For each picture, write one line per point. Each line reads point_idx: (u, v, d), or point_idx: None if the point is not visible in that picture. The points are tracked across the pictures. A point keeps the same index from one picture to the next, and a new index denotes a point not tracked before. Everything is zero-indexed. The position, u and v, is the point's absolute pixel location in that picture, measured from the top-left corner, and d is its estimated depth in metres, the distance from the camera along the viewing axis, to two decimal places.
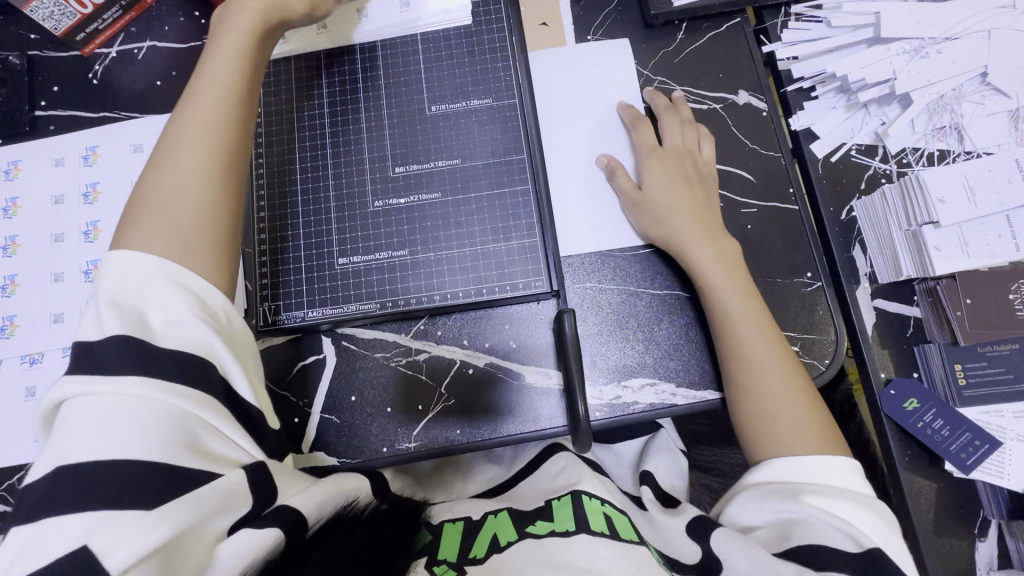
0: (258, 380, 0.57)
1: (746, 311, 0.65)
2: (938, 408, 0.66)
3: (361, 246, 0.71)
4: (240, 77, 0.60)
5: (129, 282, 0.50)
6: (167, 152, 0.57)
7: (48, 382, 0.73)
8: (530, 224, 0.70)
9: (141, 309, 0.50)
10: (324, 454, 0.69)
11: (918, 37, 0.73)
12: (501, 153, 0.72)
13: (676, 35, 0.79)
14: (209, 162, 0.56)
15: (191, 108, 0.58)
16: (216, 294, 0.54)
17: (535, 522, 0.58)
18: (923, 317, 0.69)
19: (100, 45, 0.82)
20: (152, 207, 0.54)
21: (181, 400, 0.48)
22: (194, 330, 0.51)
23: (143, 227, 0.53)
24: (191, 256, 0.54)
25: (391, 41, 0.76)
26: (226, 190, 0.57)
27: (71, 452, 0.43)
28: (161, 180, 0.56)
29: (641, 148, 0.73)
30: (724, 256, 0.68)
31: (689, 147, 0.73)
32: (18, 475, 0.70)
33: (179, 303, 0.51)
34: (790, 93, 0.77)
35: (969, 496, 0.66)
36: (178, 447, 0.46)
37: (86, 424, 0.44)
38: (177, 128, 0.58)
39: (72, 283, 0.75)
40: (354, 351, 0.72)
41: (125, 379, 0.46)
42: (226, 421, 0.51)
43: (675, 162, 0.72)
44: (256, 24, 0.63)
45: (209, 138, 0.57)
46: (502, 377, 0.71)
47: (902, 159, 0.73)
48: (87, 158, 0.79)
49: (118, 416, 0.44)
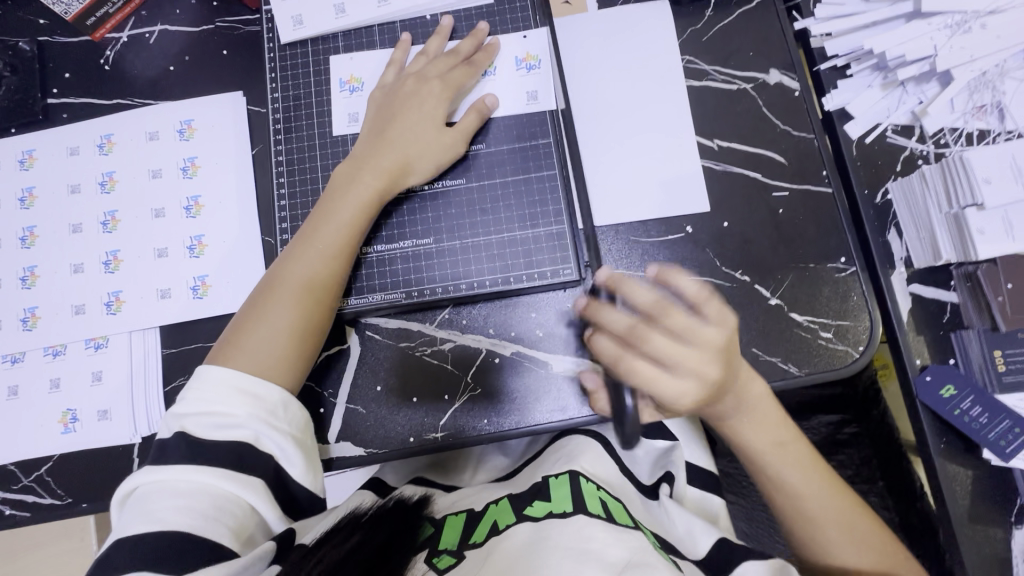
0: (314, 459, 0.60)
1: (793, 476, 0.63)
2: (976, 395, 0.65)
3: (386, 236, 0.69)
4: (344, 239, 0.65)
5: (211, 392, 0.57)
6: (267, 281, 0.64)
7: (72, 374, 0.72)
8: (557, 211, 0.69)
9: (206, 411, 0.57)
10: (350, 445, 0.69)
11: (960, 11, 0.70)
12: (526, 137, 0.70)
13: (705, 12, 0.76)
14: (294, 306, 0.62)
15: (294, 258, 0.64)
16: (273, 390, 0.59)
17: (533, 503, 0.59)
18: (960, 302, 0.67)
19: (111, 30, 0.81)
20: (245, 327, 0.62)
21: (224, 482, 0.54)
22: (239, 422, 0.56)
23: (234, 345, 0.61)
24: (264, 370, 0.60)
25: (411, 20, 0.74)
26: (301, 327, 0.62)
27: (132, 526, 0.51)
28: (256, 316, 0.62)
29: (636, 370, 0.54)
30: (761, 416, 0.63)
31: (697, 325, 0.56)
32: (48, 466, 0.70)
33: (239, 406, 0.57)
34: (823, 71, 0.74)
35: (1005, 484, 0.65)
36: (216, 524, 0.52)
37: (147, 507, 0.52)
38: (278, 272, 0.64)
39: (91, 274, 0.74)
40: (378, 339, 0.71)
41: (178, 467, 0.54)
42: (264, 498, 0.55)
43: (698, 372, 0.55)
44: (373, 195, 0.66)
45: (301, 283, 0.63)
46: (527, 365, 0.70)
47: (939, 140, 0.71)
48: (102, 147, 0.78)
49: (173, 498, 0.52)
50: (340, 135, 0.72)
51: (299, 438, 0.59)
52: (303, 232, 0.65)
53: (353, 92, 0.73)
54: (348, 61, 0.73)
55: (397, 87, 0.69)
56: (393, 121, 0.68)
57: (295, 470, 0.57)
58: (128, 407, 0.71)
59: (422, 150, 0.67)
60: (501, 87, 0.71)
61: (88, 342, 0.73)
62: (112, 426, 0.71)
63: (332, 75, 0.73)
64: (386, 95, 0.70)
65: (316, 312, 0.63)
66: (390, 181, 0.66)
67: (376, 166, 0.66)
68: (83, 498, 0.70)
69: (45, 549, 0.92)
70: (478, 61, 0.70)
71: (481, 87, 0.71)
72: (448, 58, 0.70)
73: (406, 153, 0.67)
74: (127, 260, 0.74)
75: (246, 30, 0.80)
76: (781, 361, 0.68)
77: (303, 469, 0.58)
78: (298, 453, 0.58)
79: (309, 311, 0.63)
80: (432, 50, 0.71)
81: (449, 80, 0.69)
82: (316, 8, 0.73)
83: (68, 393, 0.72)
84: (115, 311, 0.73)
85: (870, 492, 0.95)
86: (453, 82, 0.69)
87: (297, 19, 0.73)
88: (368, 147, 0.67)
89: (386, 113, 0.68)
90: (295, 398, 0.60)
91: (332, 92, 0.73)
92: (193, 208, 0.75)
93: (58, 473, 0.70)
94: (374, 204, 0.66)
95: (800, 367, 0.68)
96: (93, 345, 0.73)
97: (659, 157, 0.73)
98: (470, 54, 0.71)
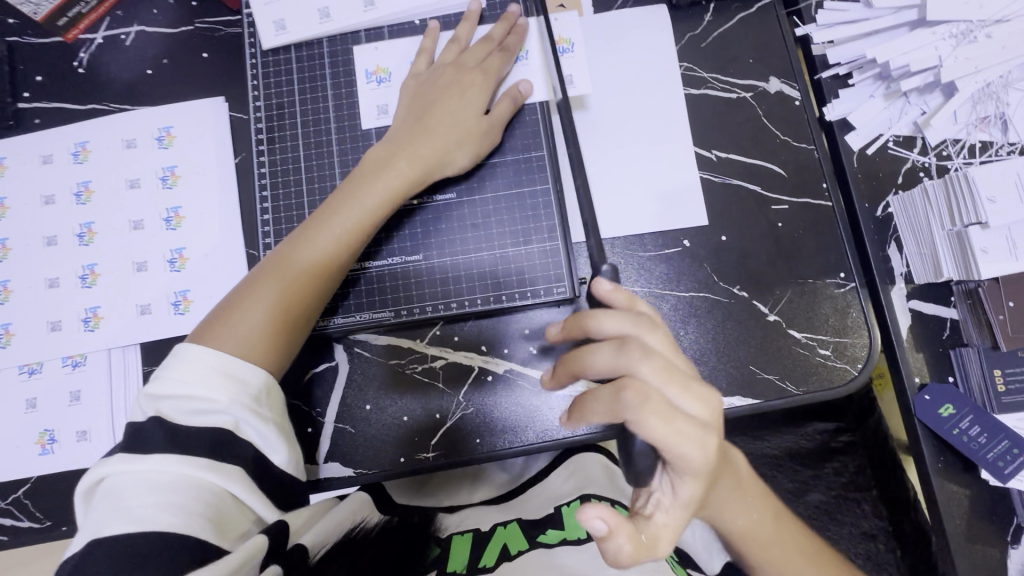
0: (294, 443, 0.58)
1: (770, 548, 0.55)
2: (975, 415, 0.64)
3: (397, 240, 0.67)
4: (361, 229, 0.62)
5: (193, 372, 0.53)
6: (273, 253, 0.61)
7: (49, 393, 0.70)
8: (550, 227, 0.67)
9: (183, 394, 0.53)
10: (338, 465, 0.68)
11: (965, 20, 0.68)
12: (519, 149, 0.68)
13: (704, 17, 0.74)
14: (294, 292, 0.59)
15: (304, 239, 0.61)
16: (258, 374, 0.56)
17: (546, 530, 0.64)
18: (960, 320, 0.67)
19: (84, 31, 0.77)
20: (242, 304, 0.58)
21: (206, 474, 0.50)
22: (221, 408, 0.53)
23: (227, 322, 0.57)
24: (250, 348, 0.57)
25: (399, 25, 0.71)
26: (297, 307, 0.60)
27: (105, 525, 0.46)
28: (255, 295, 0.59)
29: (637, 404, 0.43)
30: (748, 494, 0.53)
31: (690, 375, 0.47)
32: (26, 489, 0.68)
33: (223, 392, 0.53)
34: (824, 80, 0.72)
35: (1003, 502, 0.65)
36: (200, 520, 0.48)
37: (121, 503, 0.47)
38: (285, 249, 0.61)
39: (67, 290, 0.71)
40: (367, 356, 0.69)
41: (157, 457, 0.49)
42: (247, 489, 0.52)
43: (705, 441, 0.44)
44: (397, 189, 0.62)
45: (306, 264, 0.60)
46: (522, 385, 0.68)
47: (942, 151, 0.70)
48: (76, 155, 0.74)
49: (150, 492, 0.48)
50: (371, 130, 0.69)
51: (279, 422, 0.57)
52: (322, 209, 0.63)
53: (380, 83, 0.70)
54: (372, 52, 0.70)
55: (437, 77, 0.66)
56: (434, 110, 0.65)
57: (277, 456, 0.55)
58: (108, 427, 0.69)
59: (459, 143, 0.64)
60: (535, 71, 0.68)
61: (65, 360, 0.70)
62: (93, 447, 0.69)
63: (360, 66, 0.70)
64: (424, 84, 0.67)
65: (313, 295, 0.61)
66: (418, 176, 0.63)
67: (414, 152, 0.63)
68: (63, 521, 0.68)
69: (28, 567, 0.90)
70: (511, 45, 0.67)
71: (515, 73, 0.68)
72: (483, 46, 0.67)
73: (440, 149, 0.64)
74: (105, 274, 0.72)
75: (227, 32, 0.77)
76: (778, 380, 0.67)
77: (283, 453, 0.56)
78: (280, 439, 0.56)
79: (307, 292, 0.60)
80: (462, 37, 0.68)
81: (489, 70, 0.66)
82: (300, 12, 0.70)
83: (45, 413, 0.69)
84: (92, 328, 0.70)
85: (863, 501, 0.93)
86: (493, 70, 0.66)
87: (279, 24, 0.70)
88: (404, 134, 0.64)
89: (427, 99, 0.65)
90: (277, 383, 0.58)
91: (358, 84, 0.70)
92: (173, 220, 0.73)
93: (36, 496, 0.68)
94: (399, 196, 0.63)
95: (798, 386, 0.67)
96: (70, 363, 0.70)
97: (656, 169, 0.71)
98: (502, 40, 0.68)
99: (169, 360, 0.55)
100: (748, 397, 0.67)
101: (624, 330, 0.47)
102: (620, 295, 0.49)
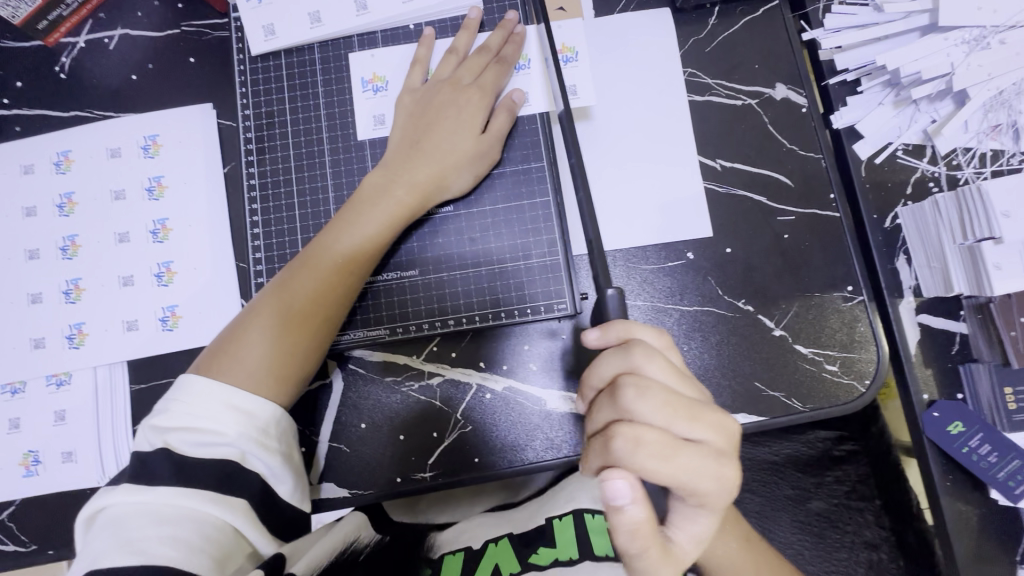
0: (301, 474, 0.57)
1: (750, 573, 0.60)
2: (985, 432, 0.63)
3: (396, 260, 0.65)
4: (366, 254, 0.60)
5: (196, 405, 0.52)
6: (269, 288, 0.60)
7: (33, 413, 0.68)
8: (551, 241, 0.65)
9: (190, 426, 0.52)
10: (332, 486, 0.66)
11: (978, 25, 0.65)
12: (519, 160, 0.66)
13: (708, 20, 0.71)
14: (298, 322, 0.58)
15: (308, 266, 0.59)
16: (267, 407, 0.54)
17: (538, 549, 0.63)
18: (970, 334, 0.65)
19: (66, 34, 0.74)
20: (245, 335, 0.57)
21: (210, 507, 0.49)
22: (228, 441, 0.51)
23: (229, 354, 0.56)
24: (257, 384, 0.55)
25: (393, 30, 0.68)
26: (301, 336, 0.58)
27: (105, 556, 0.45)
28: (259, 325, 0.57)
29: (629, 449, 0.42)
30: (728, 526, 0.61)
31: (697, 401, 0.45)
32: (11, 511, 0.66)
33: (229, 426, 0.52)
34: (832, 86, 0.71)
35: (1011, 522, 0.64)
36: (200, 555, 0.47)
37: (124, 534, 0.47)
38: (289, 277, 0.59)
39: (51, 305, 0.69)
40: (362, 373, 0.67)
41: (163, 489, 0.49)
42: (252, 523, 0.51)
43: (718, 470, 0.43)
44: (403, 212, 0.61)
45: (308, 292, 0.58)
46: (521, 403, 0.66)
47: (952, 161, 0.68)
48: (59, 165, 0.72)
49: (155, 524, 0.47)
50: (365, 142, 0.67)
51: (288, 455, 0.55)
52: (319, 238, 0.61)
53: (376, 92, 0.67)
54: (369, 59, 0.68)
55: (432, 94, 0.64)
56: (430, 130, 0.62)
57: (284, 487, 0.54)
58: (94, 447, 0.67)
59: (458, 165, 0.62)
60: (537, 80, 0.66)
61: (50, 378, 0.68)
62: (78, 468, 0.67)
63: (355, 75, 0.68)
64: (420, 100, 0.64)
65: (319, 323, 0.59)
66: (423, 198, 0.62)
67: (411, 178, 0.61)
68: (49, 544, 0.65)
69: None
70: (508, 55, 0.65)
71: (513, 83, 0.66)
72: (481, 55, 0.65)
73: (444, 167, 0.62)
74: (90, 289, 0.69)
75: (214, 35, 0.74)
76: (784, 397, 0.65)
77: (292, 485, 0.55)
78: (288, 472, 0.54)
79: (311, 323, 0.58)
80: (461, 47, 0.66)
81: (486, 83, 0.64)
82: (290, 17, 0.67)
83: (29, 433, 0.67)
84: (77, 345, 0.68)
85: (865, 510, 0.90)
86: (490, 86, 0.64)
87: (268, 29, 0.67)
88: (399, 157, 0.62)
89: (421, 120, 0.63)
90: (287, 414, 0.56)
91: (354, 94, 0.67)
92: (160, 232, 0.70)
93: (21, 519, 0.66)
94: (402, 219, 0.61)
95: (804, 404, 0.65)
96: (55, 382, 0.68)
97: (659, 178, 0.69)
98: (501, 48, 0.65)
99: (172, 394, 0.54)
100: (753, 414, 0.65)
101: (618, 370, 0.46)
102: (611, 334, 0.47)
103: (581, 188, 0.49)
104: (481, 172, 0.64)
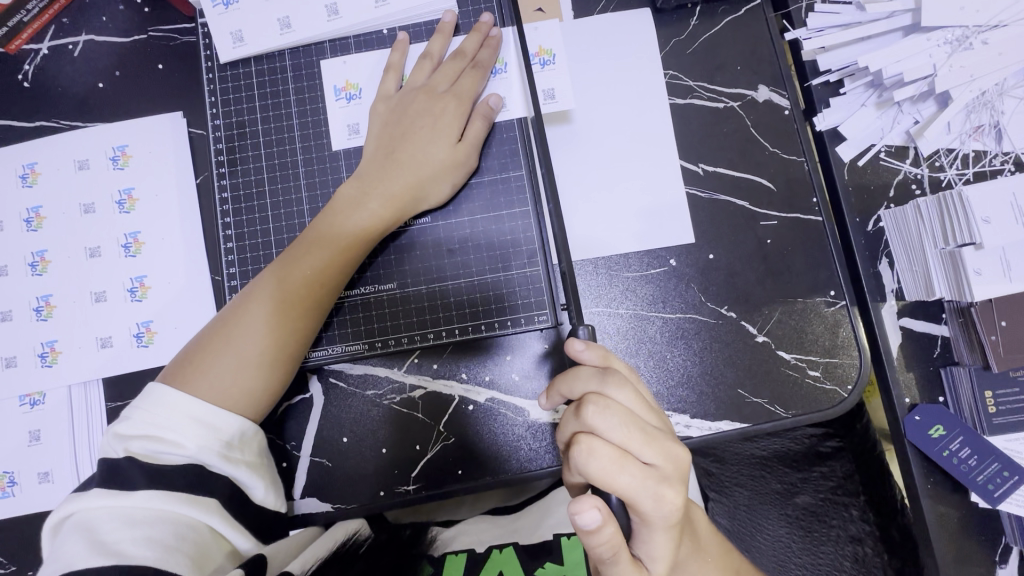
0: (272, 478, 0.57)
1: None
2: (965, 436, 0.63)
3: (373, 271, 0.64)
4: (339, 265, 0.59)
5: (161, 416, 0.52)
6: (242, 297, 0.59)
7: (7, 433, 0.67)
8: (531, 251, 0.64)
9: (154, 434, 0.52)
10: (316, 501, 0.65)
11: (960, 25, 0.64)
12: (498, 170, 0.64)
13: (690, 21, 0.70)
14: (269, 335, 0.57)
15: (281, 277, 0.58)
16: (233, 421, 0.54)
17: (545, 564, 0.65)
18: (951, 337, 0.66)
19: (29, 40, 0.71)
20: (215, 347, 0.56)
21: (185, 508, 0.49)
22: (189, 454, 0.51)
23: (198, 367, 0.55)
24: (225, 398, 0.55)
25: (366, 36, 0.66)
26: (271, 350, 0.57)
27: (77, 559, 0.44)
28: (230, 336, 0.56)
29: (585, 455, 0.42)
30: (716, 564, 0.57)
31: (656, 428, 0.45)
32: None
33: (190, 438, 0.52)
34: (815, 87, 0.70)
35: (989, 522, 0.65)
36: (177, 553, 0.46)
37: (96, 537, 0.46)
38: (261, 287, 0.58)
39: (20, 322, 0.67)
40: (343, 387, 0.66)
41: (131, 494, 0.48)
42: (228, 523, 0.51)
43: (661, 494, 0.42)
44: (380, 223, 0.60)
45: (280, 306, 0.57)
46: (503, 413, 0.66)
47: (934, 162, 0.68)
48: (24, 178, 0.70)
49: (125, 527, 0.46)
50: (340, 152, 0.65)
51: (256, 463, 0.55)
52: (292, 249, 0.60)
53: (350, 100, 0.66)
54: (340, 66, 0.66)
55: (407, 102, 0.62)
56: (404, 142, 0.61)
57: (257, 491, 0.55)
58: (71, 467, 0.66)
59: (434, 175, 0.61)
60: (514, 86, 0.64)
61: (23, 399, 0.67)
62: (57, 488, 0.66)
63: (328, 82, 0.66)
64: (393, 109, 0.63)
65: (289, 336, 0.58)
66: (400, 209, 0.61)
67: (386, 189, 0.60)
68: (25, 567, 0.64)
69: None
70: (484, 60, 0.63)
71: (490, 89, 0.64)
72: (456, 60, 0.63)
73: (420, 176, 0.61)
74: (61, 305, 0.68)
75: (183, 41, 0.71)
76: (767, 403, 0.65)
77: (264, 489, 0.56)
78: (258, 476, 0.55)
79: (284, 335, 0.57)
80: (435, 52, 0.64)
81: (462, 92, 0.62)
82: (258, 22, 0.65)
83: (4, 454, 0.66)
84: (50, 364, 0.67)
85: (851, 505, 0.89)
86: (466, 94, 0.62)
87: (237, 35, 0.66)
88: (373, 168, 0.61)
89: (396, 130, 0.62)
90: (254, 426, 0.56)
91: (327, 103, 0.66)
92: (132, 246, 0.68)
93: None
94: (374, 232, 0.60)
95: (787, 409, 0.65)
96: (28, 402, 0.67)
97: (642, 184, 0.68)
98: (475, 52, 0.64)
99: (136, 404, 0.53)
100: (736, 421, 0.65)
101: (589, 389, 0.46)
102: (594, 352, 0.47)
103: (554, 199, 0.48)
104: (461, 179, 0.63)
